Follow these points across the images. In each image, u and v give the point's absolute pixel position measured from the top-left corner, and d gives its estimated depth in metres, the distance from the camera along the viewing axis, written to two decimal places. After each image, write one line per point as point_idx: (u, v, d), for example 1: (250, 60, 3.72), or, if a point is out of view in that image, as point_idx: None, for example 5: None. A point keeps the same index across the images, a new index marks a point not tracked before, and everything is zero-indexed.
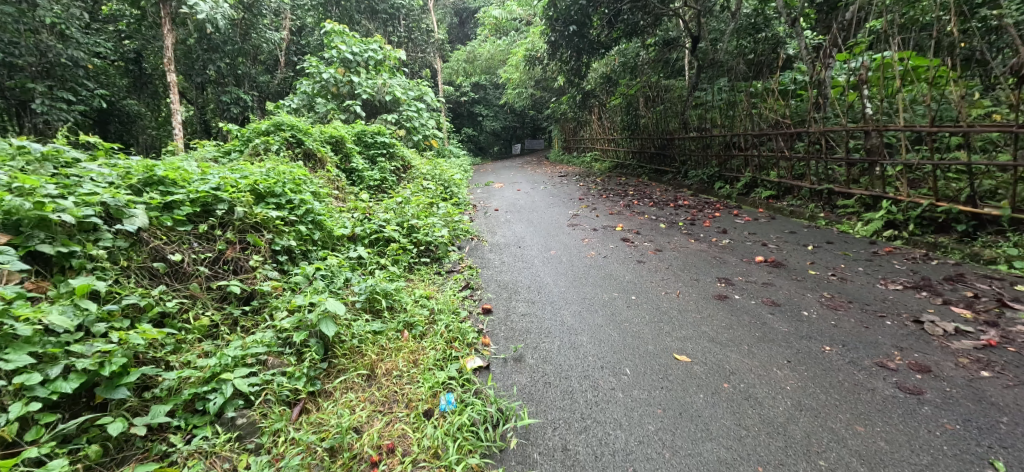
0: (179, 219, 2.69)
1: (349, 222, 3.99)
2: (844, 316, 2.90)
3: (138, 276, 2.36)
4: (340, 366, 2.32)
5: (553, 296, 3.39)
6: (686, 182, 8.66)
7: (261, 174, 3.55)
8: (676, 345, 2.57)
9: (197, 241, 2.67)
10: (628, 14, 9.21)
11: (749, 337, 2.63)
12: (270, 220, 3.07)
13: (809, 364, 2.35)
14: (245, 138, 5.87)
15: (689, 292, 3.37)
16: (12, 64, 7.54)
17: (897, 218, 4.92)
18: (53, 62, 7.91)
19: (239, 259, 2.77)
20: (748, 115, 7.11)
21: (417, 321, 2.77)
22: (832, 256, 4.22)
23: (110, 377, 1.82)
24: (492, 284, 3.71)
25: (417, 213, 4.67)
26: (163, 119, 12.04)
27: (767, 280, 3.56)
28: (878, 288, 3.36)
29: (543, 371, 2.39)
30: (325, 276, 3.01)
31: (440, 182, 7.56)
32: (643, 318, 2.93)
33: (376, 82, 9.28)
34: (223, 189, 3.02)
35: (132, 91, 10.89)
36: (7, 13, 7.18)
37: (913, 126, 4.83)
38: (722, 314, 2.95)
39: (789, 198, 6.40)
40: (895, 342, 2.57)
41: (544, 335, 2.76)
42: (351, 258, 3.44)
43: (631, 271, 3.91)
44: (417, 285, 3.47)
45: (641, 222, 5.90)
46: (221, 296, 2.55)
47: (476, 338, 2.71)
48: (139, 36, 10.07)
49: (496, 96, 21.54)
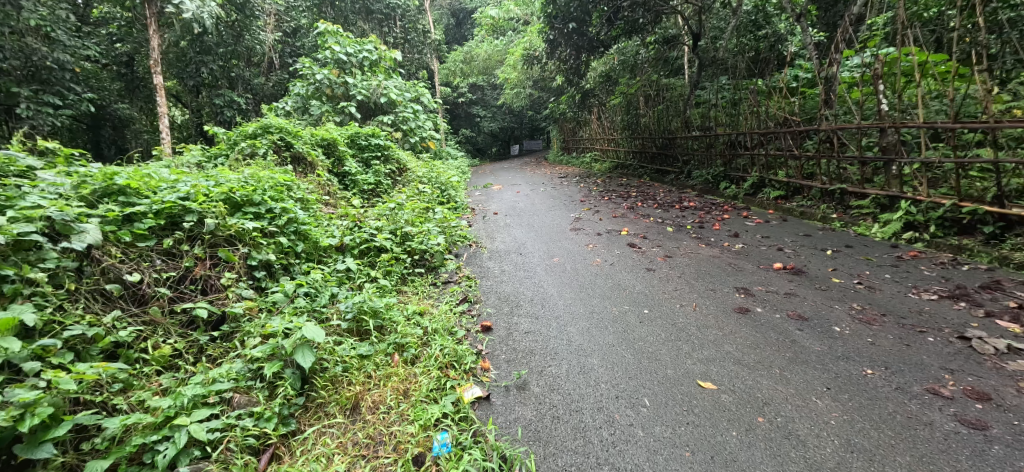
0: (141, 234, 2.42)
1: (336, 230, 3.70)
2: (880, 332, 2.57)
3: (88, 300, 2.12)
4: (321, 400, 2.08)
5: (558, 310, 3.11)
6: (690, 182, 8.39)
7: (238, 181, 3.26)
8: (699, 368, 2.30)
9: (162, 258, 2.42)
10: (628, 11, 8.77)
11: (779, 357, 2.35)
12: (246, 232, 2.78)
13: (851, 391, 2.07)
14: (231, 141, 5.59)
15: (706, 304, 3.09)
16: None
17: (917, 220, 4.63)
18: (38, 65, 7.60)
19: (209, 278, 2.50)
20: (754, 113, 6.84)
21: (409, 342, 2.53)
22: (853, 261, 3.95)
23: (33, 432, 1.58)
24: (492, 296, 3.43)
25: (410, 219, 4.38)
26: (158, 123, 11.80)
27: (789, 290, 3.27)
28: (911, 299, 3.02)
29: (550, 403, 2.11)
30: (308, 293, 2.77)
31: (436, 184, 7.27)
32: (659, 337, 2.65)
33: (371, 83, 9.00)
34: (193, 199, 2.74)
35: (126, 95, 10.60)
36: None
37: (932, 123, 4.54)
38: (746, 331, 2.66)
39: (799, 199, 6.15)
40: (944, 363, 2.24)
41: (550, 358, 2.49)
42: (338, 271, 3.18)
43: (641, 280, 3.63)
44: (409, 300, 3.20)
45: (647, 225, 5.63)
46: (188, 321, 2.32)
47: (474, 362, 2.44)
48: (130, 39, 9.63)
49: (494, 97, 21.24)
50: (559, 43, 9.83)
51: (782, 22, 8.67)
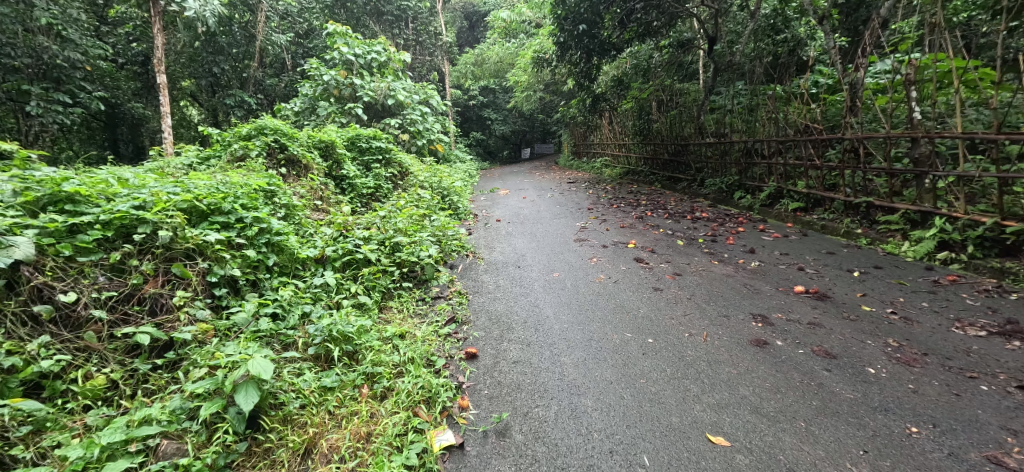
0: (84, 247, 2.15)
1: (317, 240, 3.36)
2: (923, 377, 2.35)
3: (11, 324, 1.87)
4: (268, 444, 1.80)
5: (553, 336, 2.79)
6: (703, 190, 8.05)
7: (209, 187, 2.96)
8: (708, 416, 2.01)
9: (106, 275, 2.14)
10: (642, 12, 8.48)
11: (805, 407, 2.07)
12: (209, 244, 2.47)
13: (894, 457, 1.80)
14: (225, 143, 5.35)
15: (718, 334, 2.78)
16: (9, 66, 7.10)
17: (952, 239, 4.28)
18: (49, 64, 7.43)
19: (159, 297, 2.21)
20: (773, 119, 6.49)
21: (381, 372, 2.22)
22: (884, 287, 3.65)
23: None
24: (482, 316, 3.12)
25: (402, 227, 4.05)
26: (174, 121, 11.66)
27: (813, 320, 3.02)
28: (955, 336, 2.80)
29: (532, 457, 1.83)
30: (275, 313, 2.47)
31: (439, 189, 6.99)
32: (664, 373, 2.35)
33: (379, 84, 8.79)
34: (150, 207, 2.44)
35: (142, 95, 10.43)
36: (3, 14, 6.86)
37: (972, 133, 4.18)
38: (765, 371, 2.37)
39: (820, 212, 5.78)
40: (1004, 421, 1.99)
41: (538, 396, 2.18)
42: (314, 286, 2.84)
43: (647, 303, 3.32)
44: (391, 320, 2.89)
45: (656, 237, 5.30)
46: (129, 347, 2.03)
47: (451, 399, 2.14)
48: (146, 39, 9.55)
49: (505, 100, 20.93)
50: (569, 45, 9.56)
51: (802, 26, 8.26)
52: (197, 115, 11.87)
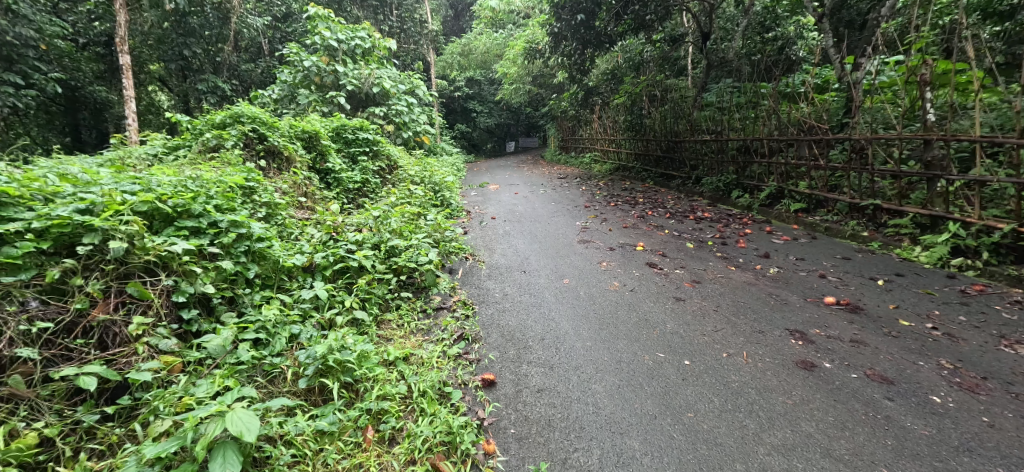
0: (11, 264, 1.74)
1: (305, 245, 2.97)
2: (993, 406, 2.12)
3: None
4: None
5: (577, 357, 2.48)
6: (699, 188, 7.83)
7: (176, 184, 2.54)
8: (775, 463, 1.78)
9: (39, 299, 1.74)
10: (639, 5, 8.13)
11: (881, 448, 1.86)
12: (175, 257, 2.07)
13: None
14: (196, 131, 4.86)
15: (760, 354, 2.52)
16: None
17: (967, 245, 4.09)
18: None
19: (110, 326, 1.81)
20: (773, 116, 6.27)
21: (389, 409, 1.89)
22: (912, 297, 3.45)
23: None
24: (493, 332, 2.78)
25: (398, 228, 3.61)
26: (143, 108, 10.96)
27: (854, 336, 2.78)
28: (1006, 355, 2.60)
29: None
30: (257, 338, 2.10)
31: (430, 184, 6.60)
32: (713, 404, 2.08)
33: (363, 71, 8.31)
34: (99, 210, 2.03)
35: (104, 78, 9.75)
36: None
37: (994, 137, 3.96)
38: (824, 401, 2.13)
39: (823, 213, 5.59)
40: None
41: (575, 437, 1.88)
42: (303, 301, 2.46)
43: (672, 315, 3.03)
44: (392, 339, 2.54)
45: (663, 239, 5.03)
46: (72, 392, 1.64)
47: (476, 443, 1.82)
48: (109, 17, 8.84)
49: (491, 92, 20.45)
50: (564, 36, 9.24)
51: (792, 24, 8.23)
52: (167, 101, 11.16)
